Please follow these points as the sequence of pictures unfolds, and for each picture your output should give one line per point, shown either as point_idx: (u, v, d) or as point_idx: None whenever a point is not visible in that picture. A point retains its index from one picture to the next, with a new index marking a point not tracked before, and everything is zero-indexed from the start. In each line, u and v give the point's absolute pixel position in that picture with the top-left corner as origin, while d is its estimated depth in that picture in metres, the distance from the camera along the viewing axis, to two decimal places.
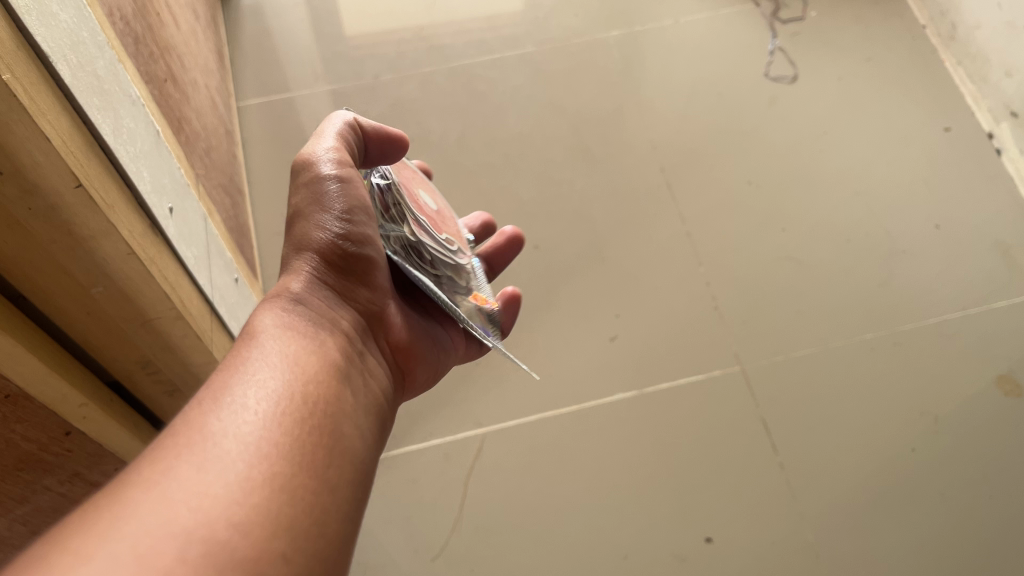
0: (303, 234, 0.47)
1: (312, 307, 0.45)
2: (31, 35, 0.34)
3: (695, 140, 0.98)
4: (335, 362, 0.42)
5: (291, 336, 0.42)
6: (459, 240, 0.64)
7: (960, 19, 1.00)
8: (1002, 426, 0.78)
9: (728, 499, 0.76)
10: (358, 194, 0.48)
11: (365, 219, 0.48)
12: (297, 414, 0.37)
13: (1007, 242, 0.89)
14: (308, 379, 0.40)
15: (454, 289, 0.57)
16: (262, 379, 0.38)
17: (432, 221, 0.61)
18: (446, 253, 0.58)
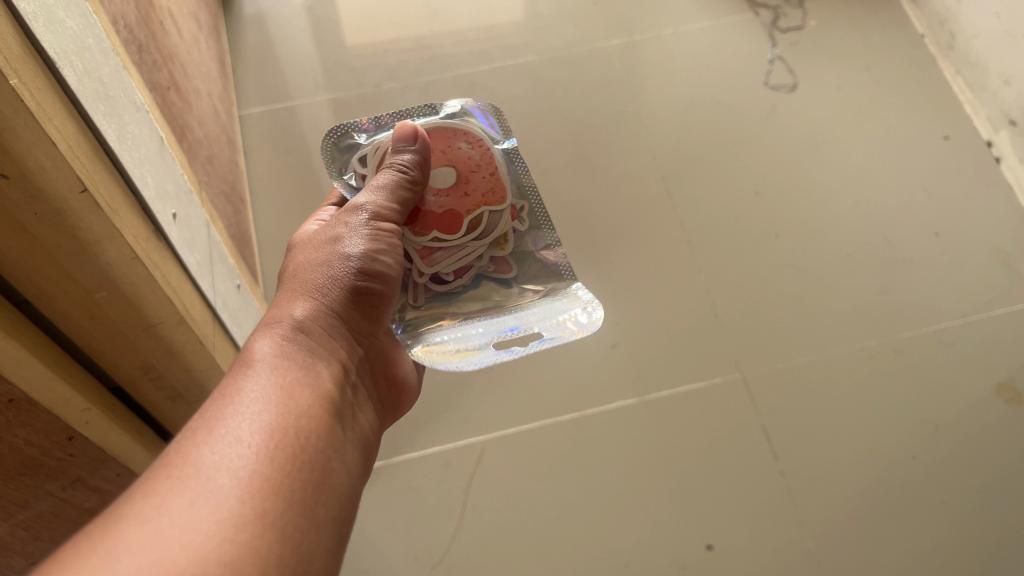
0: (319, 264, 0.50)
1: (313, 333, 0.46)
2: (39, 41, 0.34)
3: (695, 148, 0.99)
4: (328, 394, 0.43)
5: (289, 365, 0.43)
6: (489, 170, 0.59)
7: (958, 28, 1.01)
8: (1002, 434, 0.79)
9: (729, 507, 0.76)
10: (385, 241, 0.52)
11: (385, 265, 0.51)
12: (292, 443, 0.37)
13: (1006, 250, 0.89)
14: (301, 411, 0.40)
15: (500, 264, 0.61)
16: (256, 410, 0.38)
17: (451, 197, 0.59)
18: (479, 239, 0.59)
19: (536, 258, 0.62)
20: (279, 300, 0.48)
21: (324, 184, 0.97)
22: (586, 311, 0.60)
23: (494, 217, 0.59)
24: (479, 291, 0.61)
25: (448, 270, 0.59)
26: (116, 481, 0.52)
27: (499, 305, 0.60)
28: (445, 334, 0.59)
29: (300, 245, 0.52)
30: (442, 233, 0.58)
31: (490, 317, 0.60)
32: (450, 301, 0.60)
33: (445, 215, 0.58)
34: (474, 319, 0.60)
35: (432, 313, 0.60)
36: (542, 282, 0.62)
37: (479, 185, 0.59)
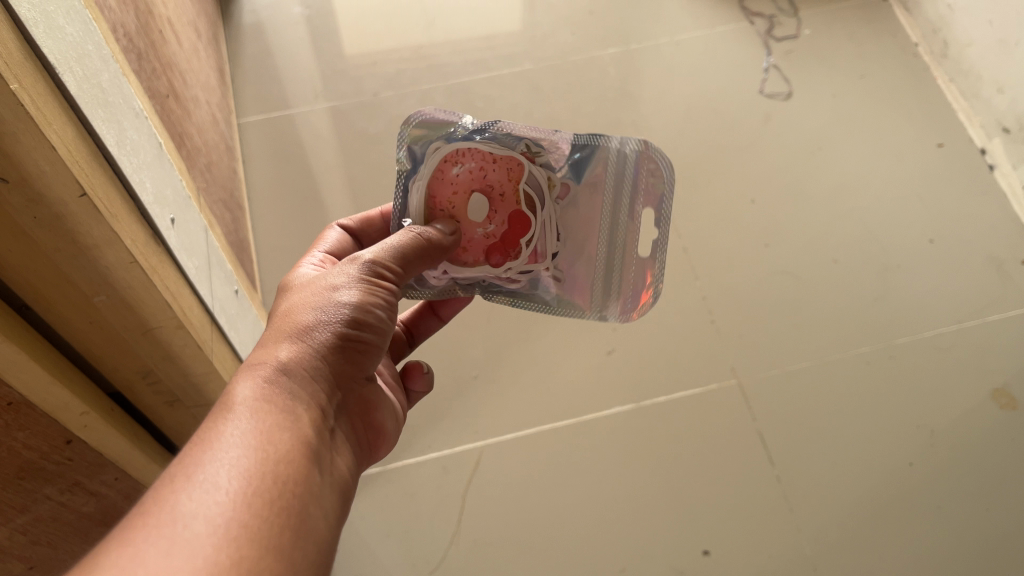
0: (311, 307, 0.45)
1: (297, 378, 0.41)
2: (39, 47, 0.35)
3: (690, 156, 0.99)
4: (309, 441, 0.39)
5: (271, 410, 0.39)
6: (489, 156, 0.52)
7: (952, 37, 1.01)
8: (998, 439, 0.79)
9: (726, 513, 0.76)
10: (386, 291, 0.47)
11: (383, 317, 0.46)
12: (262, 496, 0.34)
13: (1001, 257, 0.90)
14: (279, 458, 0.37)
15: (563, 194, 0.54)
16: (236, 456, 0.35)
17: (499, 205, 0.53)
18: (544, 202, 0.53)
19: (572, 158, 0.53)
20: (263, 342, 0.43)
21: (322, 192, 0.98)
22: (652, 156, 0.52)
23: (535, 174, 0.52)
24: (575, 225, 0.55)
25: (554, 246, 0.55)
26: (114, 485, 0.53)
27: (597, 218, 0.54)
28: (616, 290, 0.56)
29: (297, 286, 0.48)
30: (524, 233, 0.54)
31: (624, 247, 0.54)
32: (575, 257, 0.56)
33: (510, 217, 0.54)
34: (607, 247, 0.55)
35: (574, 275, 0.56)
36: (593, 166, 0.53)
37: (501, 171, 0.53)
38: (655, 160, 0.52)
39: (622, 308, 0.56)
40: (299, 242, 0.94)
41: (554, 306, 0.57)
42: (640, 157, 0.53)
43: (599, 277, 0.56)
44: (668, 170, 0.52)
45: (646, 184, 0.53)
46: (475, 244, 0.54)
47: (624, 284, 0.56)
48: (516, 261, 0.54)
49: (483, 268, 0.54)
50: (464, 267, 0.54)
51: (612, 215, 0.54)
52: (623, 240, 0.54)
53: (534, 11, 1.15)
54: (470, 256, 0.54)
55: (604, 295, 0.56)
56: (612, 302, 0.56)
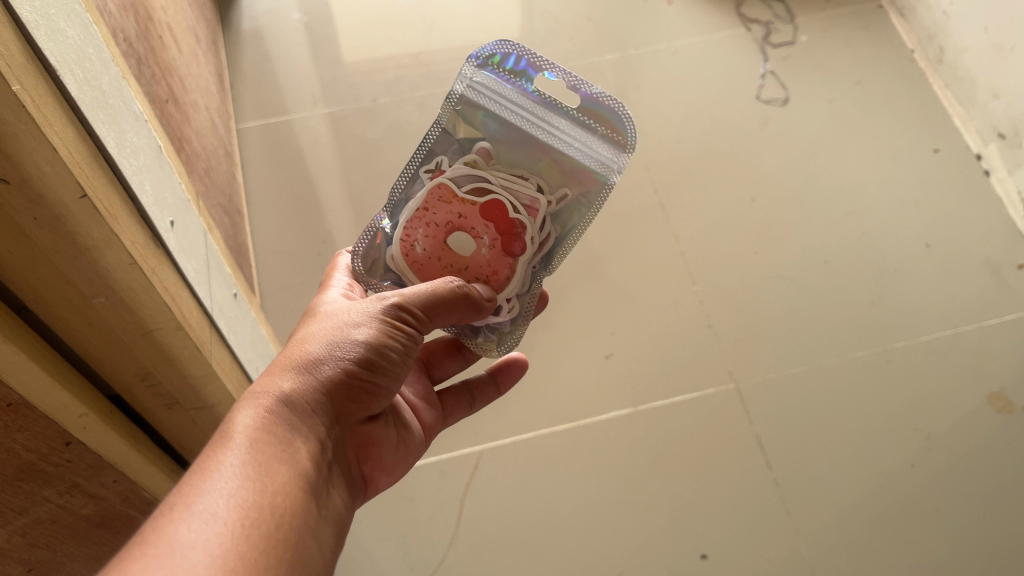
0: (324, 343, 0.46)
1: (299, 411, 0.43)
2: (41, 49, 0.35)
3: (688, 161, 1.00)
4: (307, 474, 0.41)
5: (273, 442, 0.40)
6: (419, 210, 0.55)
7: (947, 42, 1.02)
8: (994, 443, 0.79)
9: (723, 516, 0.76)
10: (405, 333, 0.47)
11: (398, 356, 0.47)
12: (256, 527, 0.36)
13: (997, 261, 0.90)
14: (277, 491, 0.38)
15: (486, 154, 0.56)
16: (234, 488, 0.37)
17: (468, 218, 0.54)
18: (487, 176, 0.55)
19: (456, 131, 0.56)
20: (270, 371, 0.45)
21: (321, 198, 0.98)
22: (480, 58, 0.55)
23: (456, 174, 0.54)
24: (525, 153, 0.56)
25: (533, 187, 0.55)
26: (113, 487, 0.53)
27: (520, 129, 0.55)
28: (593, 135, 0.55)
29: (316, 318, 0.49)
30: (504, 206, 0.54)
31: (549, 112, 0.55)
32: (555, 168, 0.56)
33: (486, 213, 0.54)
34: (542, 124, 0.55)
35: (567, 176, 0.56)
36: (474, 113, 0.55)
37: (438, 203, 0.54)
38: (487, 53, 0.55)
39: (616, 138, 0.55)
40: (298, 247, 0.94)
41: (592, 204, 0.56)
42: (482, 66, 0.55)
43: (561, 149, 0.55)
44: (498, 43, 0.55)
45: (510, 68, 0.55)
46: (496, 261, 0.55)
47: (586, 123, 0.55)
48: (527, 230, 0.54)
49: (522, 263, 0.55)
50: (509, 281, 0.55)
51: (515, 108, 0.55)
52: (546, 110, 0.55)
53: (533, 18, 1.15)
54: (501, 272, 0.55)
55: (585, 151, 0.55)
56: (604, 147, 0.55)
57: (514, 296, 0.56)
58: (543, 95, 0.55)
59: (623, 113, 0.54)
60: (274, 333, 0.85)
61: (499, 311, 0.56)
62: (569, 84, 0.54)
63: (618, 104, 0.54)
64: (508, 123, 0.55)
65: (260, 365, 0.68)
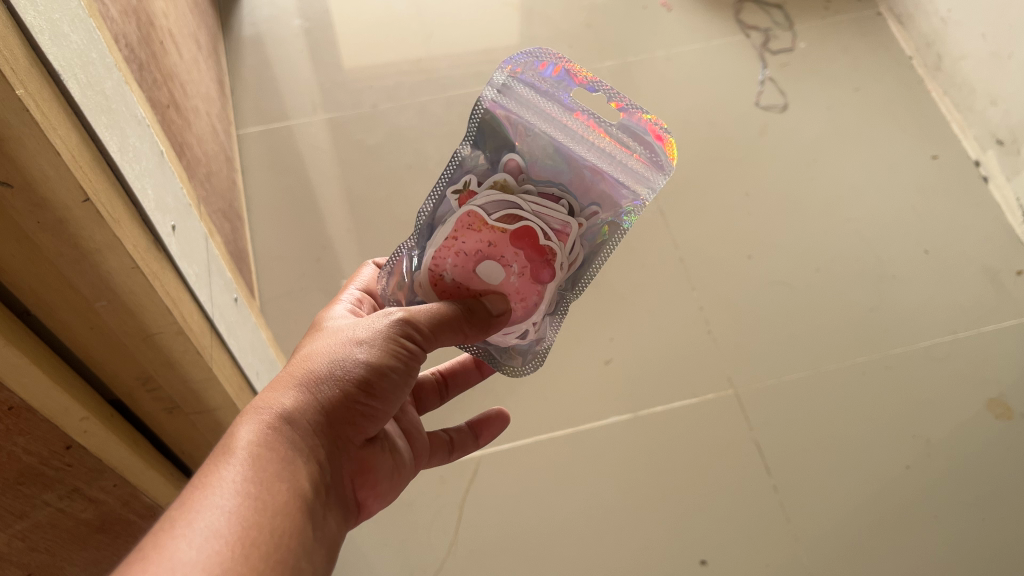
0: (328, 360, 0.46)
1: (301, 430, 0.43)
2: (45, 54, 0.35)
3: (686, 167, 1.00)
4: (306, 494, 0.41)
5: (273, 461, 0.41)
6: (449, 239, 0.52)
7: (945, 50, 1.02)
8: (993, 449, 0.79)
9: (722, 522, 0.76)
10: (407, 353, 0.47)
11: (402, 378, 0.47)
12: (250, 548, 0.36)
13: (996, 267, 0.90)
14: (274, 511, 0.39)
15: (513, 169, 0.52)
16: (232, 507, 0.37)
17: (498, 246, 0.52)
18: (517, 199, 0.51)
19: (483, 145, 0.52)
20: (272, 386, 0.45)
21: (322, 204, 0.98)
22: (514, 66, 0.53)
23: (485, 199, 0.51)
24: (555, 169, 0.52)
25: (564, 209, 0.52)
26: (112, 492, 0.53)
27: (552, 143, 0.52)
28: (625, 153, 0.53)
29: (323, 334, 0.49)
30: (535, 231, 0.52)
31: (586, 129, 0.53)
32: (586, 185, 0.53)
33: (517, 240, 0.52)
34: (579, 139, 0.53)
35: (597, 194, 0.53)
36: (503, 122, 0.52)
37: (468, 233, 0.52)
38: (523, 62, 0.53)
39: (650, 160, 0.53)
40: (298, 253, 0.95)
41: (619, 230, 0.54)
42: (516, 74, 0.53)
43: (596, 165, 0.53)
44: (537, 52, 0.53)
45: (546, 81, 0.53)
46: (524, 288, 0.53)
47: (623, 143, 0.54)
48: (557, 257, 0.52)
49: (551, 288, 0.53)
50: (537, 306, 0.54)
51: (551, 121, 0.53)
52: (582, 125, 0.53)
53: (532, 24, 1.16)
54: (529, 299, 0.53)
55: (622, 169, 0.53)
56: (637, 167, 0.53)
57: (540, 318, 0.55)
58: (576, 108, 0.53)
59: (663, 135, 0.53)
60: (274, 339, 0.85)
61: (525, 333, 0.55)
62: (611, 99, 0.53)
63: (654, 123, 0.53)
64: (539, 137, 0.52)
65: (260, 370, 0.68)
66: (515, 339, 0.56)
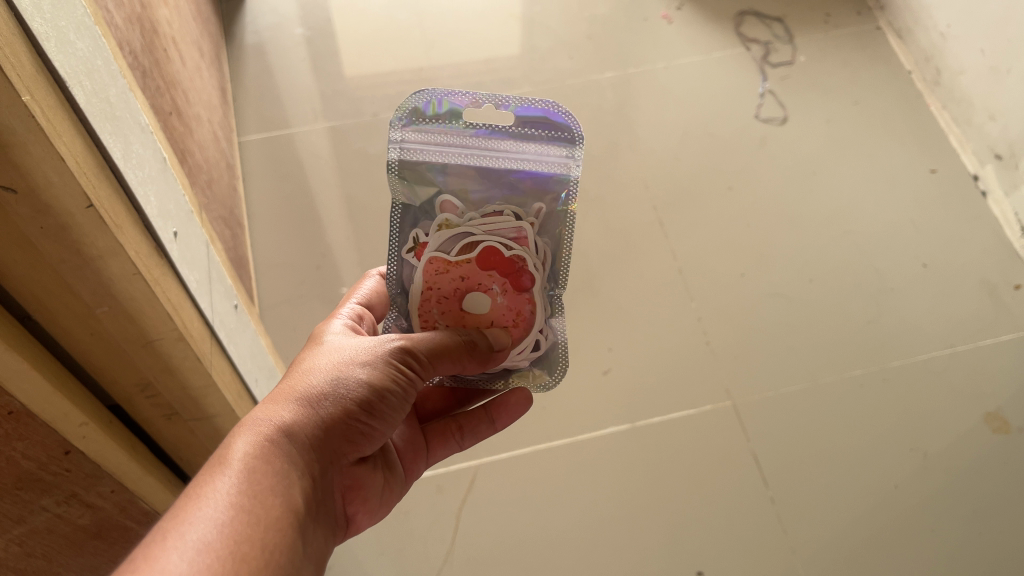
0: (326, 378, 0.46)
1: (298, 443, 0.43)
2: (51, 61, 0.35)
3: (687, 179, 1.01)
4: (299, 510, 0.41)
5: (268, 472, 0.41)
6: (425, 291, 0.54)
7: (944, 65, 1.03)
8: (989, 463, 0.79)
9: (719, 533, 0.76)
10: (404, 378, 0.48)
11: (398, 402, 0.47)
12: (245, 562, 0.36)
13: (993, 281, 0.91)
14: (266, 524, 0.39)
15: (448, 207, 0.53)
16: (225, 518, 0.38)
17: (472, 277, 0.53)
18: (466, 229, 0.53)
19: (415, 198, 0.54)
20: (271, 398, 0.45)
21: (321, 212, 0.98)
22: (403, 118, 0.53)
23: (439, 241, 0.53)
24: (485, 186, 0.53)
25: (512, 217, 0.53)
26: (110, 497, 0.53)
27: (470, 166, 0.53)
28: (535, 142, 0.52)
29: (322, 350, 0.49)
30: (497, 250, 0.53)
31: (491, 138, 0.52)
32: (520, 189, 0.53)
33: (486, 265, 0.53)
34: (490, 151, 0.52)
35: (532, 191, 0.53)
36: (422, 170, 0.53)
37: (439, 278, 0.53)
38: (406, 114, 0.53)
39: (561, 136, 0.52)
40: (298, 260, 0.95)
41: (566, 210, 0.53)
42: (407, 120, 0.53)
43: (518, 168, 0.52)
44: (413, 99, 0.53)
45: (435, 117, 0.53)
46: (514, 303, 0.54)
47: (529, 133, 0.52)
48: (528, 261, 0.53)
49: (538, 291, 0.54)
50: (534, 314, 0.54)
51: (460, 149, 0.52)
52: (487, 136, 0.52)
53: (533, 36, 1.16)
54: (524, 311, 0.54)
55: (541, 161, 0.52)
56: (552, 148, 0.52)
57: (544, 324, 0.55)
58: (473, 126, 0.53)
59: (558, 110, 0.52)
60: (272, 346, 0.85)
61: (537, 345, 0.56)
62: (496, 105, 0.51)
63: (548, 103, 0.52)
64: (458, 167, 0.53)
65: (259, 377, 0.68)
66: (529, 354, 0.56)
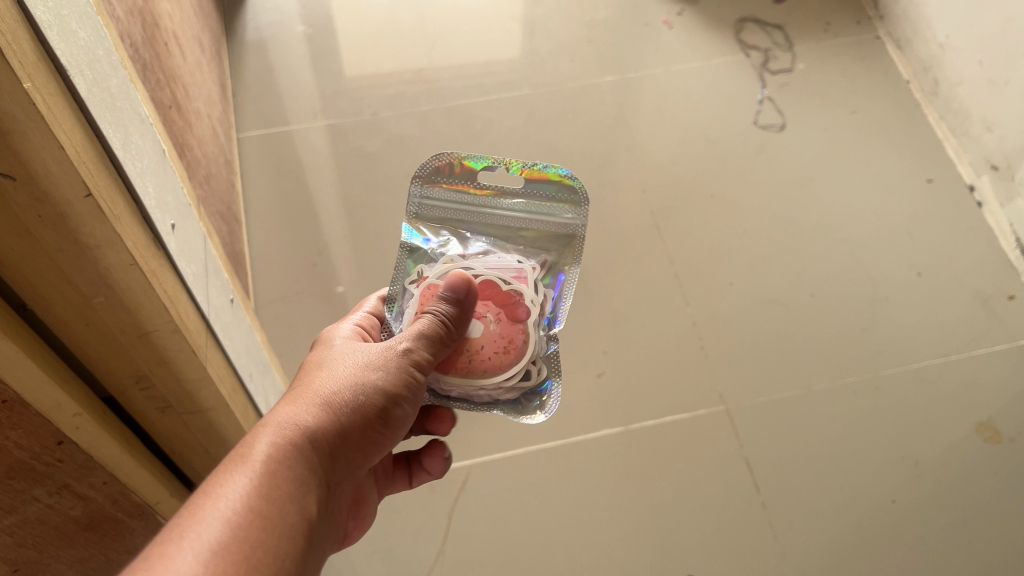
0: (346, 382, 0.46)
1: (316, 449, 0.43)
2: (52, 48, 0.36)
3: (684, 184, 1.01)
4: (311, 517, 0.41)
5: (285, 476, 0.41)
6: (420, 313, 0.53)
7: (943, 75, 1.03)
8: (980, 473, 0.79)
9: (709, 536, 0.76)
10: (414, 384, 0.48)
11: (407, 408, 0.47)
12: (254, 568, 0.36)
13: (987, 292, 0.91)
14: (277, 531, 0.39)
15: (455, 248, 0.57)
16: (242, 522, 0.38)
17: None
18: (467, 264, 0.55)
19: (425, 240, 0.58)
20: (290, 399, 0.45)
21: (319, 211, 0.98)
22: (423, 174, 0.58)
23: (439, 271, 0.54)
24: (493, 237, 0.58)
25: (515, 259, 0.56)
26: (102, 489, 0.53)
27: (481, 219, 0.58)
28: (543, 201, 0.58)
29: (339, 353, 0.49)
30: (496, 285, 0.54)
31: (502, 195, 0.58)
32: (526, 242, 0.58)
33: (481, 294, 0.54)
34: (501, 207, 0.58)
35: (538, 243, 0.58)
36: (436, 220, 0.58)
37: None
38: (426, 171, 0.58)
39: (566, 197, 0.58)
40: (294, 257, 0.95)
41: (569, 259, 0.57)
42: (427, 177, 0.58)
43: (527, 222, 0.58)
44: (433, 159, 0.58)
45: (452, 176, 0.58)
46: (507, 331, 0.53)
47: (537, 193, 0.58)
48: (525, 295, 0.54)
49: (532, 325, 0.54)
50: (527, 345, 0.53)
51: (473, 203, 0.58)
52: (499, 194, 0.58)
53: (534, 38, 1.16)
54: (517, 340, 0.53)
55: (548, 217, 0.58)
56: (556, 208, 0.58)
57: (537, 358, 0.54)
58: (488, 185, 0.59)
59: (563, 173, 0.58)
60: (267, 342, 0.85)
61: (527, 376, 0.54)
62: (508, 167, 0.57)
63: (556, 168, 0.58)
64: (471, 218, 0.58)
65: (254, 372, 0.68)
66: (519, 382, 0.54)
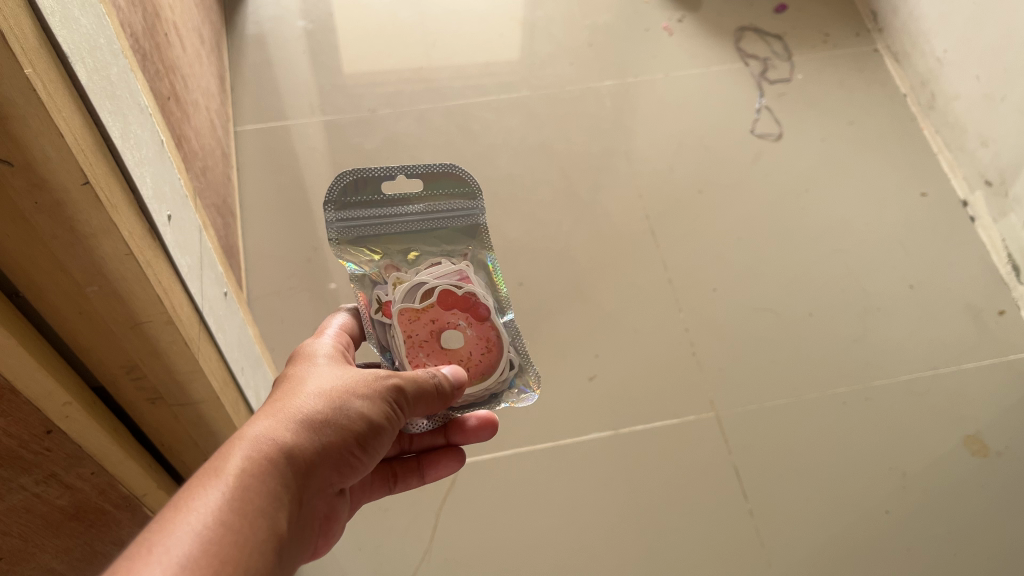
0: (326, 402, 0.46)
1: (294, 466, 0.43)
2: (54, 34, 0.35)
3: (679, 191, 1.01)
4: (284, 533, 0.41)
5: (262, 492, 0.40)
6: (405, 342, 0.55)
7: (939, 89, 1.04)
8: (966, 486, 0.80)
9: (695, 542, 0.77)
10: (391, 413, 0.48)
11: (381, 436, 0.48)
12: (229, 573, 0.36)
13: (978, 306, 0.91)
14: (250, 546, 0.38)
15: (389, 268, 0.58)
16: (213, 537, 0.37)
17: (438, 318, 0.55)
18: (416, 279, 0.55)
19: (357, 261, 0.58)
20: (268, 412, 0.45)
21: (314, 207, 0.98)
22: (331, 199, 0.57)
23: (400, 295, 0.55)
24: (413, 244, 0.59)
25: (448, 265, 0.57)
26: (90, 480, 0.52)
27: (399, 229, 0.58)
28: (444, 199, 0.59)
29: (320, 372, 0.49)
30: (450, 292, 0.55)
31: (408, 203, 0.58)
32: (443, 243, 0.59)
33: (444, 304, 0.55)
34: (413, 215, 0.58)
35: (452, 241, 0.59)
36: (359, 240, 0.58)
37: (413, 325, 0.55)
38: (332, 195, 0.57)
39: (462, 191, 0.59)
40: (288, 252, 0.95)
41: (483, 248, 0.60)
42: (335, 201, 0.57)
43: (439, 225, 0.59)
44: (336, 180, 0.57)
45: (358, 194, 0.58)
46: (482, 332, 0.56)
47: (438, 192, 0.59)
48: (479, 292, 0.56)
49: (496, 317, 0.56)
50: (501, 338, 0.56)
51: (386, 218, 0.58)
52: (406, 202, 0.58)
53: (534, 40, 1.16)
54: (492, 337, 0.56)
55: (455, 216, 0.59)
56: (459, 202, 0.59)
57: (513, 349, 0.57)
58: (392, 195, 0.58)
59: (455, 171, 0.59)
60: (258, 337, 0.85)
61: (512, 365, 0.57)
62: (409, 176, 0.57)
63: (447, 165, 0.58)
64: (389, 233, 0.58)
65: (245, 367, 0.67)
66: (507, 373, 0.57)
